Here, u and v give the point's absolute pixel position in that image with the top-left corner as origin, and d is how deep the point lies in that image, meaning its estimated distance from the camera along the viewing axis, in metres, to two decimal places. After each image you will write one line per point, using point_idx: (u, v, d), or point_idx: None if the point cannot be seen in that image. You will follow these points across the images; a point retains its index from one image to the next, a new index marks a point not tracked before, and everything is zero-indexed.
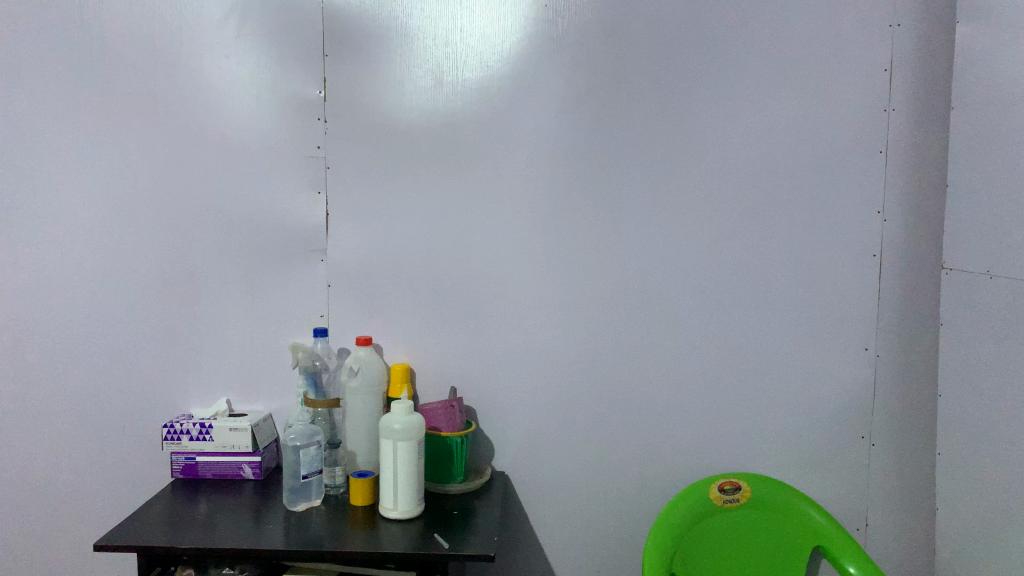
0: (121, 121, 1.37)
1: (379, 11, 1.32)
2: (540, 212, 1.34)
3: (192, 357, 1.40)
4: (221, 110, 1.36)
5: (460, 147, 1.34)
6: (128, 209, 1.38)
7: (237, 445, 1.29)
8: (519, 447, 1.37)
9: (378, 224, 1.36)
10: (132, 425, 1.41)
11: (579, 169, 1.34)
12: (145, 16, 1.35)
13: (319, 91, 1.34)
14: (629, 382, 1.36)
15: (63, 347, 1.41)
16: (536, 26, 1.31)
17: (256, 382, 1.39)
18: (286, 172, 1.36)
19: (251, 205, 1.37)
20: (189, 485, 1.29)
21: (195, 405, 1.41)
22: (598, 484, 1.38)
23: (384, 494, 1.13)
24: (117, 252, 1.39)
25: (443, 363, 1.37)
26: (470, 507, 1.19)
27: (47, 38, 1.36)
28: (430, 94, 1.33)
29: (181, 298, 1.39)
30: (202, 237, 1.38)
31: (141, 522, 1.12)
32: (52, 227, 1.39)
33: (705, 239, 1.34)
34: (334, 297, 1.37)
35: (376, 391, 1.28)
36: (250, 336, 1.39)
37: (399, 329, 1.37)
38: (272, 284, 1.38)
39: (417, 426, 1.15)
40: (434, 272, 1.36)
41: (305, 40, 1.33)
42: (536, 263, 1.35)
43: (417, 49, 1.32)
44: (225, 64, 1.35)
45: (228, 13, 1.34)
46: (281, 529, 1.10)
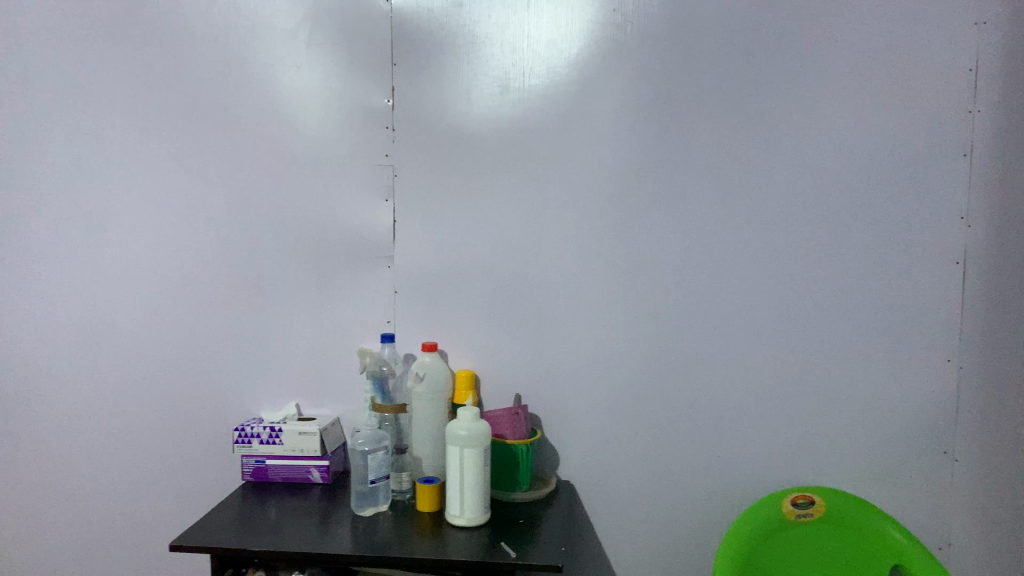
0: (194, 131, 1.41)
1: (447, 19, 1.33)
2: (605, 220, 1.33)
3: (262, 361, 1.43)
4: (291, 119, 1.38)
5: (526, 154, 1.34)
6: (202, 214, 1.42)
7: (305, 449, 1.31)
8: (585, 456, 1.36)
9: (443, 232, 1.36)
10: (206, 427, 1.45)
11: (646, 174, 1.32)
12: (217, 28, 1.39)
13: (387, 99, 1.35)
14: (697, 392, 1.34)
15: (138, 350, 1.46)
16: (604, 31, 1.30)
17: (325, 387, 1.41)
18: (354, 179, 1.38)
19: (320, 212, 1.39)
20: (259, 487, 1.32)
21: (265, 409, 1.43)
22: (665, 496, 1.35)
23: (451, 500, 1.13)
24: (191, 257, 1.43)
25: (508, 371, 1.36)
26: (536, 515, 1.18)
27: (126, 51, 1.41)
28: (496, 101, 1.33)
29: (251, 304, 1.42)
30: (273, 242, 1.41)
31: (214, 524, 1.15)
32: (128, 234, 1.44)
33: (776, 245, 1.31)
34: (400, 304, 1.38)
35: (442, 397, 1.29)
36: (319, 341, 1.41)
37: (465, 336, 1.37)
38: (340, 290, 1.40)
39: (483, 433, 1.14)
40: (500, 279, 1.36)
41: (374, 49, 1.35)
42: (602, 270, 1.34)
43: (484, 56, 1.33)
44: (295, 74, 1.37)
45: (299, 23, 1.36)
46: (349, 534, 1.11)
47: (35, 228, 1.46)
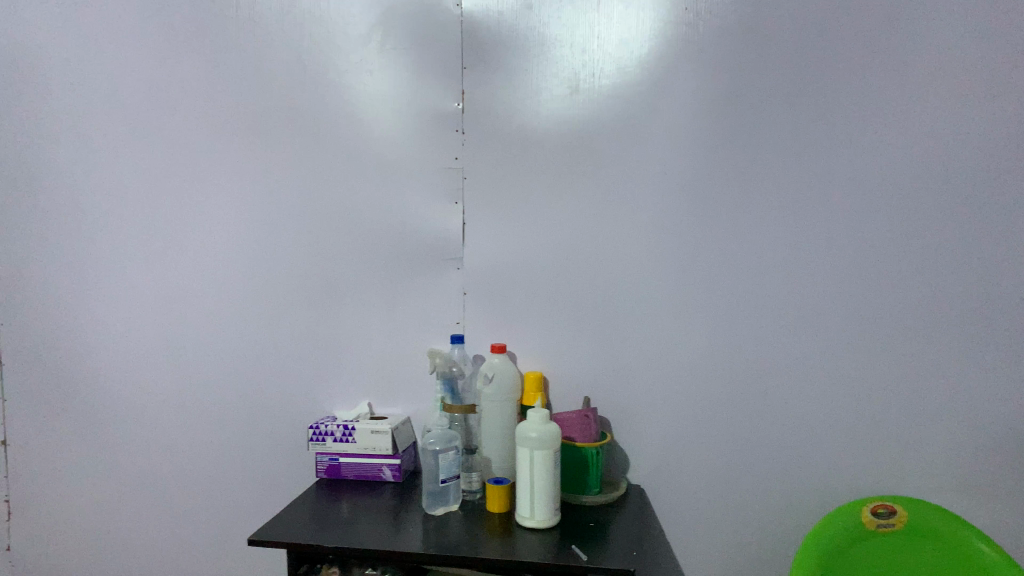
0: (271, 136, 1.45)
1: (517, 21, 1.33)
2: (676, 221, 1.31)
3: (335, 361, 1.46)
4: (363, 124, 1.41)
5: (596, 155, 1.33)
6: (279, 217, 1.46)
7: (378, 447, 1.33)
8: (655, 459, 1.35)
9: (513, 233, 1.37)
10: (281, 425, 1.48)
11: (719, 175, 1.30)
12: (293, 36, 1.42)
13: (457, 103, 1.37)
14: (771, 396, 1.31)
15: (217, 350, 1.51)
16: (675, 29, 1.29)
17: (397, 387, 1.43)
18: (424, 182, 1.40)
19: (391, 214, 1.41)
20: (332, 485, 1.34)
21: (338, 407, 1.46)
22: (737, 502, 1.33)
23: (521, 502, 1.13)
24: (267, 259, 1.47)
25: (578, 373, 1.36)
26: (606, 519, 1.18)
27: (208, 60, 1.46)
28: (566, 102, 1.33)
29: (324, 305, 1.45)
30: (345, 244, 1.44)
31: (290, 520, 1.18)
32: (209, 236, 1.49)
33: (854, 246, 1.27)
34: (470, 305, 1.39)
35: (511, 398, 1.29)
36: (390, 341, 1.43)
37: (534, 337, 1.37)
38: (411, 291, 1.41)
39: (553, 435, 1.15)
40: (570, 281, 1.36)
41: (445, 53, 1.36)
42: (672, 272, 1.32)
43: (554, 58, 1.33)
44: (367, 78, 1.40)
45: (371, 28, 1.39)
46: (421, 533, 1.12)
47: (124, 231, 1.53)
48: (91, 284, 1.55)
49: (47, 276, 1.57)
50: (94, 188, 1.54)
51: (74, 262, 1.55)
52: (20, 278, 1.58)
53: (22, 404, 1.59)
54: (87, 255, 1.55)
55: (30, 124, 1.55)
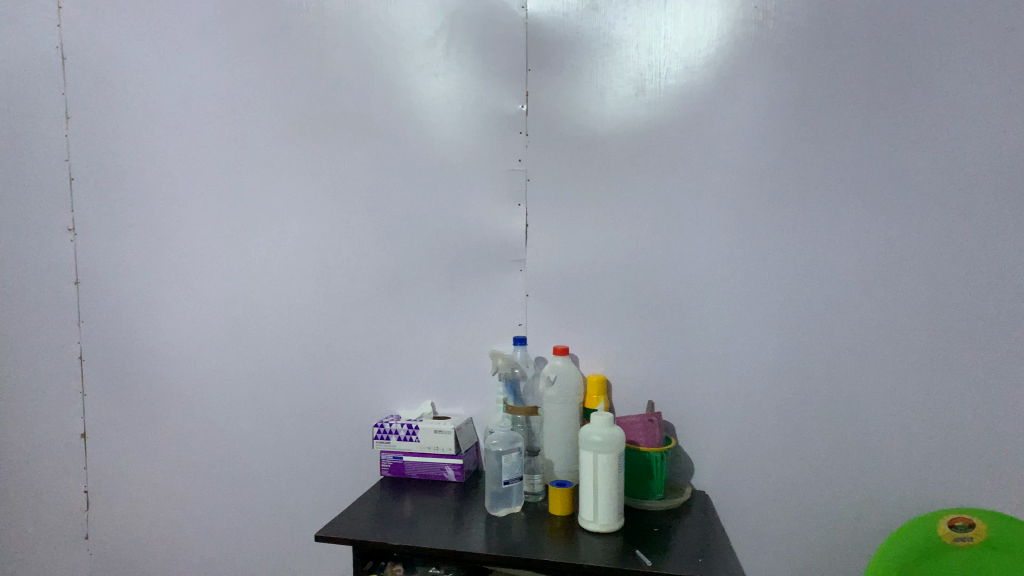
0: (338, 139, 1.48)
1: (583, 22, 1.33)
2: (743, 223, 1.29)
3: (398, 361, 1.47)
4: (428, 126, 1.42)
5: (661, 157, 1.32)
6: (345, 219, 1.49)
7: (440, 447, 1.34)
8: (720, 465, 1.33)
9: (576, 235, 1.37)
10: (345, 423, 1.51)
11: (788, 177, 1.27)
12: (361, 40, 1.44)
13: (521, 105, 1.37)
14: (840, 404, 1.28)
15: (284, 348, 1.54)
16: (744, 29, 1.27)
17: (459, 388, 1.44)
18: (488, 184, 1.40)
19: (455, 216, 1.42)
20: (396, 483, 1.36)
21: (402, 407, 1.48)
22: (804, 510, 1.30)
23: (585, 505, 1.13)
24: (334, 259, 1.50)
25: (641, 376, 1.35)
26: (670, 525, 1.16)
27: (278, 65, 1.49)
28: (631, 103, 1.32)
29: (388, 306, 1.47)
30: (409, 246, 1.45)
31: (355, 517, 1.20)
32: (277, 237, 1.53)
33: (930, 251, 1.23)
34: (533, 307, 1.39)
35: (574, 401, 1.29)
36: (453, 342, 1.44)
37: (598, 340, 1.37)
38: (474, 293, 1.42)
39: (618, 440, 1.14)
40: (633, 284, 1.35)
41: (510, 56, 1.37)
42: (739, 275, 1.30)
43: (619, 59, 1.32)
44: (433, 82, 1.41)
45: (437, 32, 1.40)
46: (484, 533, 1.13)
47: (197, 232, 1.58)
48: (165, 283, 1.61)
49: (124, 276, 1.63)
50: (168, 191, 1.59)
51: (150, 262, 1.61)
52: (100, 277, 1.65)
53: (102, 399, 1.66)
54: (163, 255, 1.60)
55: (110, 129, 1.61)
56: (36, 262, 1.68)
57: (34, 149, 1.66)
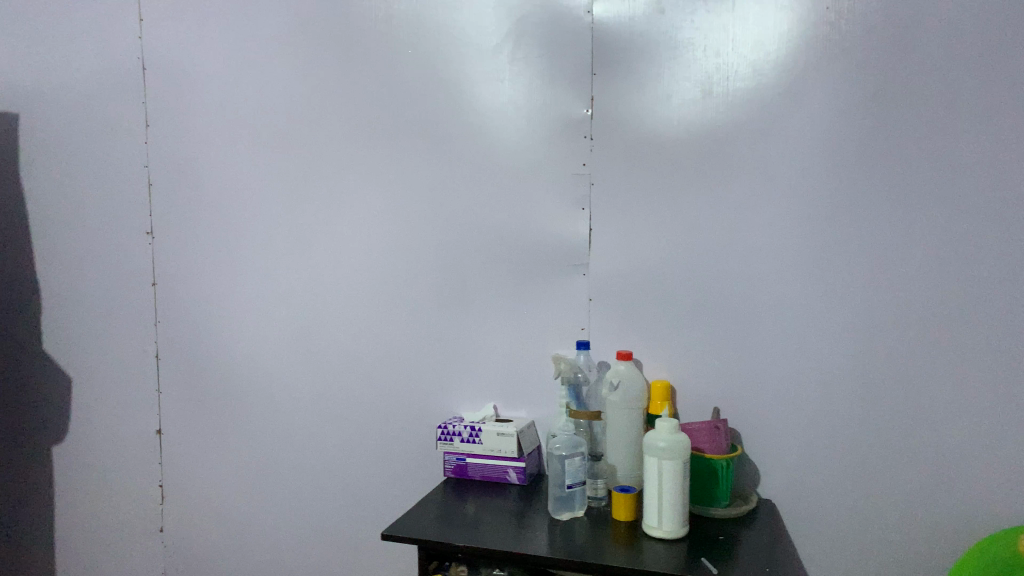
0: (405, 144, 1.50)
1: (649, 25, 1.32)
2: (812, 228, 1.27)
3: (461, 363, 1.49)
4: (492, 131, 1.44)
5: (727, 160, 1.30)
6: (410, 223, 1.51)
7: (503, 450, 1.35)
8: (787, 474, 1.31)
9: (640, 239, 1.36)
10: (409, 424, 1.53)
11: (859, 180, 1.24)
12: (428, 47, 1.47)
13: (586, 109, 1.37)
14: (913, 413, 1.24)
15: (350, 349, 1.57)
16: (814, 30, 1.25)
17: (522, 391, 1.45)
18: (552, 188, 1.41)
19: (518, 220, 1.43)
20: (459, 484, 1.38)
21: (464, 409, 1.49)
22: (875, 522, 1.27)
23: (649, 511, 1.12)
24: (399, 262, 1.52)
25: (706, 382, 1.34)
26: (735, 534, 1.15)
27: (347, 72, 1.53)
28: (697, 106, 1.31)
29: (452, 309, 1.49)
30: (473, 249, 1.47)
31: (420, 517, 1.22)
32: (345, 240, 1.56)
33: (1011, 256, 1.18)
34: (596, 312, 1.39)
35: (637, 406, 1.28)
36: (516, 345, 1.45)
37: (662, 345, 1.36)
38: (537, 297, 1.43)
39: (683, 446, 1.13)
40: (698, 289, 1.33)
41: (576, 61, 1.37)
42: (807, 281, 1.28)
43: (686, 62, 1.31)
44: (498, 87, 1.43)
45: (503, 38, 1.41)
46: (547, 536, 1.13)
47: (267, 235, 1.62)
48: (236, 284, 1.66)
49: (199, 277, 1.69)
50: (240, 195, 1.64)
51: (222, 264, 1.66)
52: (175, 279, 1.70)
53: (176, 396, 1.72)
54: (235, 257, 1.65)
55: (186, 135, 1.67)
56: (116, 264, 1.75)
57: (115, 157, 1.73)
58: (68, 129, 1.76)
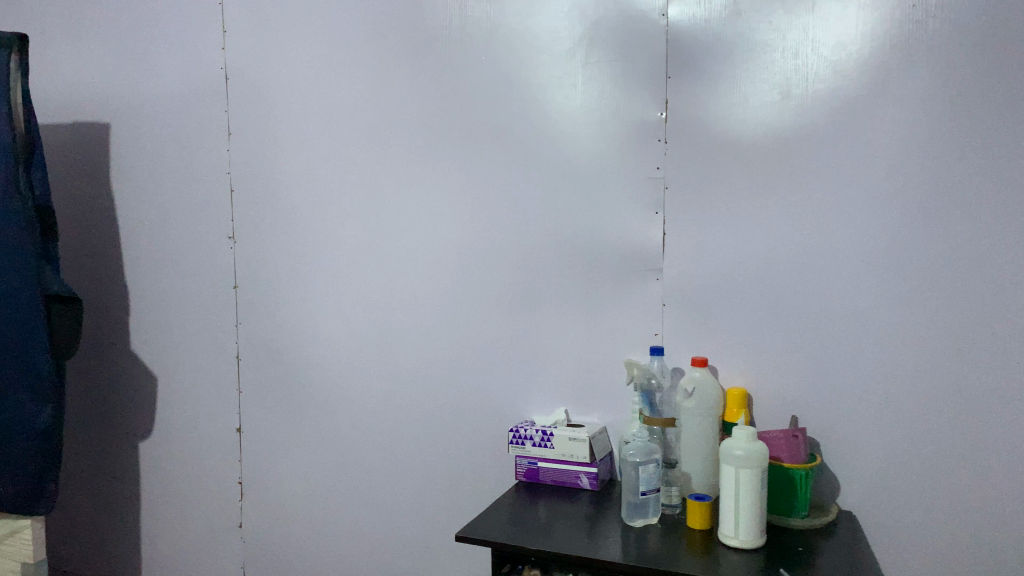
0: (478, 150, 1.52)
1: (725, 28, 1.31)
2: (896, 232, 1.23)
3: (533, 367, 1.49)
4: (565, 135, 1.44)
5: (806, 163, 1.28)
6: (483, 227, 1.52)
7: (575, 455, 1.35)
8: (868, 486, 1.27)
9: (716, 244, 1.34)
10: (481, 427, 1.54)
11: (946, 183, 1.20)
12: (502, 52, 1.48)
13: (661, 112, 1.36)
14: (1005, 426, 1.19)
15: (424, 352, 1.59)
16: (900, 29, 1.21)
17: (594, 396, 1.44)
18: (625, 192, 1.40)
19: (591, 224, 1.43)
20: (530, 488, 1.38)
21: (536, 413, 1.49)
22: (962, 538, 1.22)
23: (725, 520, 1.11)
24: (472, 266, 1.54)
25: (784, 390, 1.31)
26: (815, 545, 1.12)
27: (422, 78, 1.55)
28: (776, 108, 1.29)
29: (525, 313, 1.50)
30: (545, 254, 1.47)
31: (493, 520, 1.22)
32: (419, 244, 1.58)
33: None
34: (670, 317, 1.38)
35: (713, 414, 1.26)
36: (588, 350, 1.44)
37: (738, 352, 1.33)
38: (609, 301, 1.42)
39: (761, 454, 1.11)
40: (775, 294, 1.31)
41: (650, 64, 1.36)
42: (891, 286, 1.24)
43: (764, 64, 1.29)
44: (571, 92, 1.43)
45: (577, 43, 1.41)
46: (620, 542, 1.12)
47: (344, 239, 1.66)
48: (313, 287, 1.70)
49: (277, 280, 1.73)
50: (318, 200, 1.68)
51: (301, 267, 1.71)
52: (255, 282, 1.76)
53: (256, 396, 1.77)
54: (312, 261, 1.69)
55: (266, 142, 1.72)
56: (200, 267, 1.82)
57: (199, 164, 1.80)
58: (155, 138, 1.84)
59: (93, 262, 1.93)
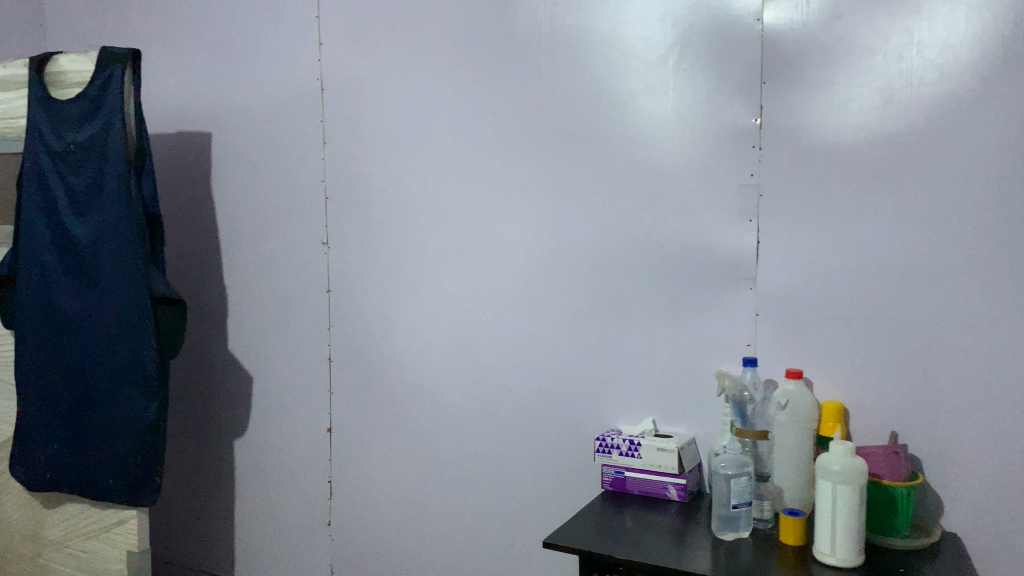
0: (568, 157, 1.52)
1: (824, 32, 1.27)
2: (1007, 242, 1.18)
3: (621, 375, 1.48)
4: (656, 142, 1.43)
5: (909, 170, 1.23)
6: (572, 234, 1.52)
7: (663, 465, 1.33)
8: (974, 507, 1.21)
9: (812, 252, 1.31)
10: (568, 434, 1.54)
11: None
12: (592, 59, 1.48)
13: (755, 118, 1.34)
14: None
15: (511, 358, 1.60)
16: (1013, 30, 1.15)
17: (683, 406, 1.42)
18: (718, 200, 1.38)
19: (681, 232, 1.42)
20: (617, 497, 1.37)
21: (623, 421, 1.48)
22: None
23: (822, 537, 1.08)
24: (560, 273, 1.54)
25: (883, 405, 1.26)
26: (918, 567, 1.07)
27: (512, 87, 1.57)
28: (877, 113, 1.25)
29: (612, 320, 1.49)
30: (634, 261, 1.46)
31: (580, 527, 1.22)
32: (507, 250, 1.60)
33: None
34: (763, 327, 1.35)
35: (808, 428, 1.23)
36: (677, 359, 1.43)
37: (834, 364, 1.29)
38: (700, 310, 1.40)
39: (860, 471, 1.08)
40: (874, 305, 1.26)
41: (745, 70, 1.34)
42: (1001, 298, 1.18)
43: (864, 68, 1.25)
44: (662, 98, 1.42)
45: (669, 49, 1.40)
46: (710, 555, 1.11)
47: (433, 245, 1.69)
48: (403, 292, 1.73)
49: (369, 285, 1.78)
50: (409, 207, 1.71)
51: (391, 272, 1.75)
52: (347, 287, 1.80)
53: (346, 398, 1.82)
54: (403, 266, 1.73)
55: (360, 150, 1.76)
56: (296, 271, 1.88)
57: (295, 173, 1.86)
58: (255, 148, 1.91)
59: (195, 267, 2.01)
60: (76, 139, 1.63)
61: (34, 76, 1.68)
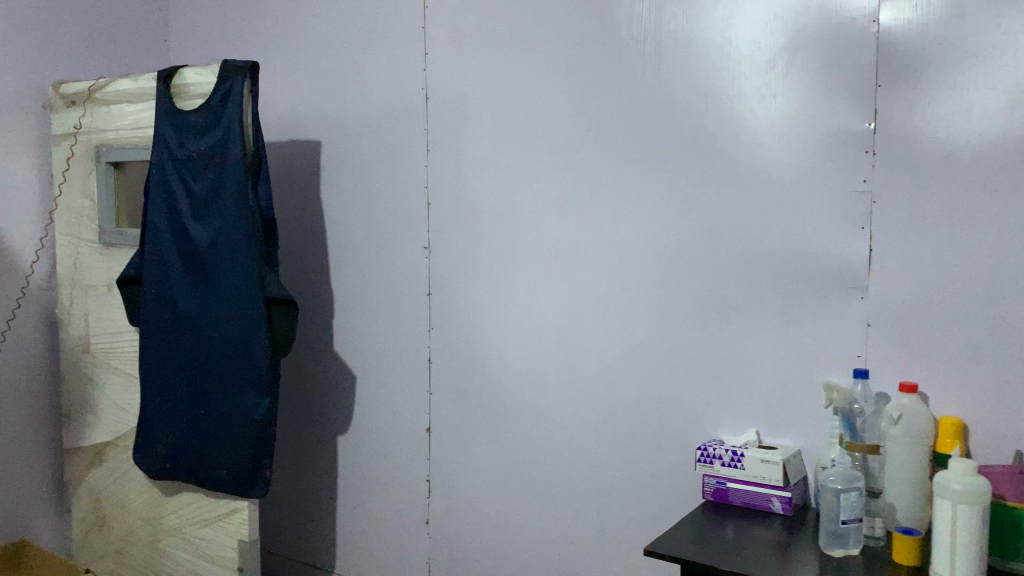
0: (671, 163, 1.51)
1: (945, 32, 1.22)
2: None
3: (723, 384, 1.46)
4: (763, 147, 1.40)
5: None
6: (674, 241, 1.51)
7: (767, 477, 1.30)
8: None
9: (929, 262, 1.26)
10: (667, 442, 1.53)
11: None
12: (698, 64, 1.46)
13: (869, 123, 1.30)
14: None
15: (610, 364, 1.60)
16: None
17: (789, 417, 1.39)
18: (828, 207, 1.34)
19: (789, 240, 1.38)
20: (718, 508, 1.35)
21: (725, 432, 1.46)
22: None
23: (939, 559, 1.03)
24: (661, 281, 1.53)
25: (1007, 423, 1.19)
26: None
27: (616, 93, 1.57)
28: (1003, 116, 1.19)
29: (715, 328, 1.47)
30: (738, 268, 1.44)
31: (681, 537, 1.21)
32: (608, 256, 1.60)
33: None
34: (875, 338, 1.30)
35: (923, 444, 1.18)
36: (783, 370, 1.39)
37: (953, 379, 1.24)
38: (807, 319, 1.37)
39: (983, 492, 1.03)
40: (997, 318, 1.20)
41: (858, 73, 1.30)
42: None
43: (989, 69, 1.19)
44: (770, 102, 1.39)
45: (778, 53, 1.38)
46: (816, 571, 1.08)
47: (534, 250, 1.70)
48: (503, 296, 1.75)
49: (470, 288, 1.81)
50: (511, 212, 1.73)
51: (492, 277, 1.77)
52: (449, 290, 1.84)
53: (446, 400, 1.85)
54: (503, 271, 1.75)
55: (463, 157, 1.80)
56: (399, 274, 1.93)
57: (400, 179, 1.91)
58: (362, 155, 1.97)
59: (305, 270, 2.09)
60: (198, 147, 1.72)
61: (160, 88, 1.78)
